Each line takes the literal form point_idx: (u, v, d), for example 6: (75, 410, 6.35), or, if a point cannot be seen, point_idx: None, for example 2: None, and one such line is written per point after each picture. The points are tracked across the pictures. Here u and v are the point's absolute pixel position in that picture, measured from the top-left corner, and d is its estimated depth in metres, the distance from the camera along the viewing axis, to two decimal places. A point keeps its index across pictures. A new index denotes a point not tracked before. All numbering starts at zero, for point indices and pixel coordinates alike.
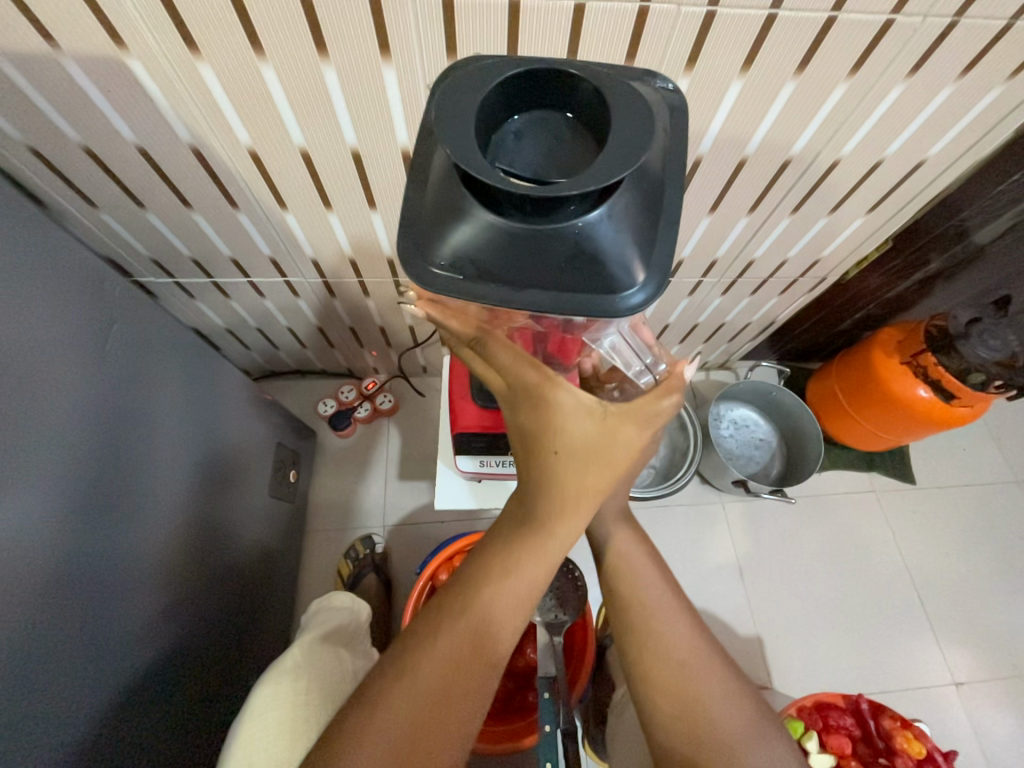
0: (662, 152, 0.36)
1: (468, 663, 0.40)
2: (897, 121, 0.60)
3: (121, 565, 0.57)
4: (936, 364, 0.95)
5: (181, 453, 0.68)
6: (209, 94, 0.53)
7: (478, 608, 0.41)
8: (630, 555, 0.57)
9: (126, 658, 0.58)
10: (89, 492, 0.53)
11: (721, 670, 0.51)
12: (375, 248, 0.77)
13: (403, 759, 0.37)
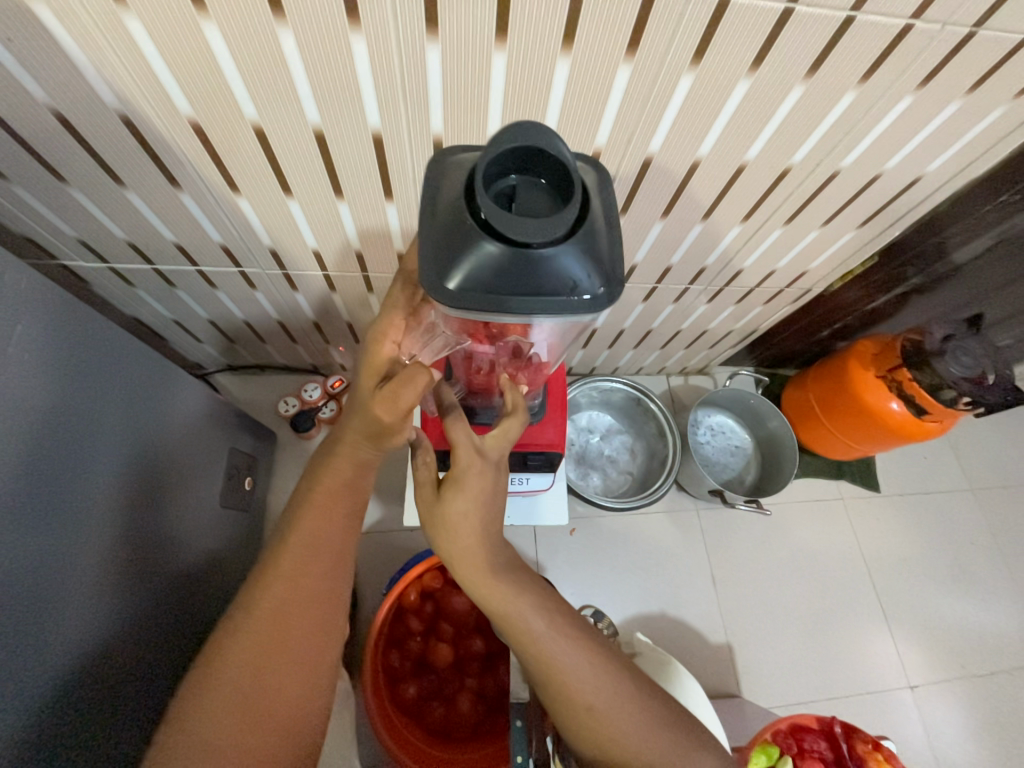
0: (551, 303, 0.37)
1: (304, 571, 0.49)
2: (899, 135, 0.58)
3: (59, 579, 0.51)
4: (910, 379, 0.96)
5: (135, 438, 0.63)
6: (139, 53, 0.45)
7: (305, 521, 0.51)
8: (518, 601, 0.51)
9: (76, 655, 0.53)
10: (17, 500, 0.47)
11: (631, 706, 0.49)
12: (341, 240, 0.69)
13: (281, 613, 0.47)
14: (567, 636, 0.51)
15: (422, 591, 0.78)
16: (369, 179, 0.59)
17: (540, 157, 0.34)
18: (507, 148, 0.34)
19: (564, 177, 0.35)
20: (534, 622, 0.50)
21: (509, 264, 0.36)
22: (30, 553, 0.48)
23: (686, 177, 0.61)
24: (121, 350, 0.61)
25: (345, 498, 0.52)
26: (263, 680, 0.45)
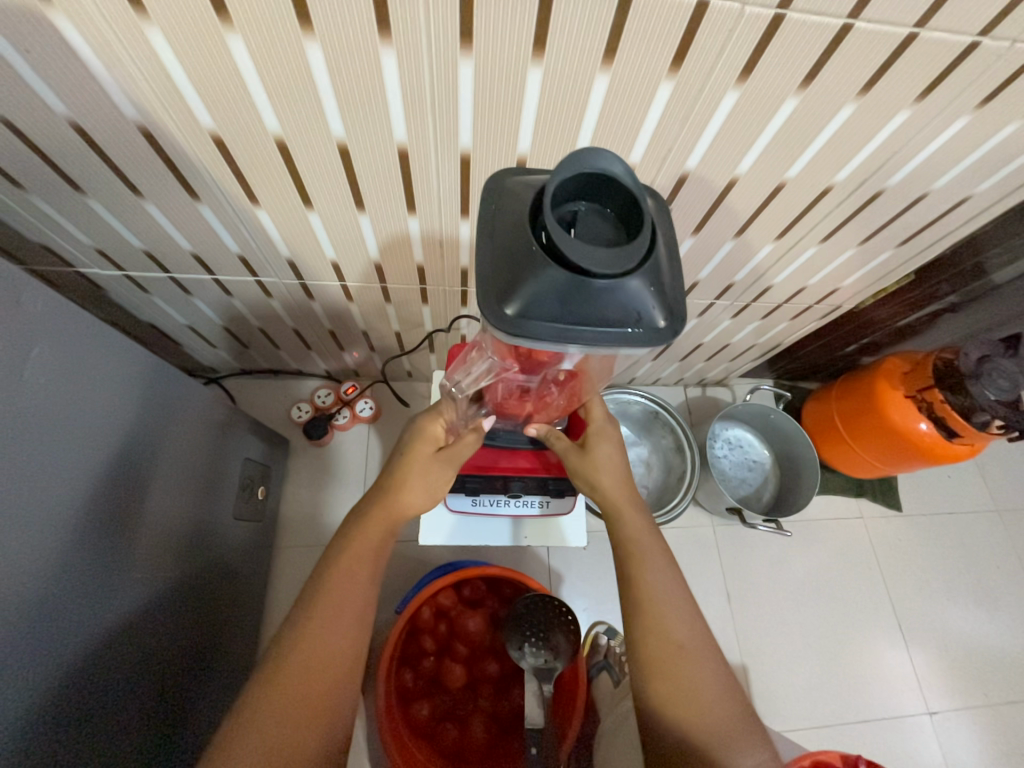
0: (614, 333, 0.35)
1: (326, 625, 0.49)
2: (953, 154, 0.54)
3: (114, 559, 0.56)
4: (942, 401, 0.92)
5: (179, 434, 0.67)
6: (162, 66, 0.43)
7: (348, 556, 0.53)
8: (641, 537, 0.57)
9: (117, 638, 0.56)
10: (75, 522, 0.50)
11: (716, 660, 0.52)
12: (361, 252, 0.68)
13: (317, 642, 0.48)
14: (674, 579, 0.55)
15: (436, 610, 0.77)
16: (393, 193, 0.57)
17: (607, 187, 0.34)
18: (576, 174, 0.33)
19: (632, 209, 0.34)
20: (646, 555, 0.56)
21: (573, 291, 0.34)
22: (85, 571, 0.51)
23: (722, 194, 0.59)
24: (144, 365, 0.60)
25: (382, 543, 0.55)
26: (288, 740, 0.44)
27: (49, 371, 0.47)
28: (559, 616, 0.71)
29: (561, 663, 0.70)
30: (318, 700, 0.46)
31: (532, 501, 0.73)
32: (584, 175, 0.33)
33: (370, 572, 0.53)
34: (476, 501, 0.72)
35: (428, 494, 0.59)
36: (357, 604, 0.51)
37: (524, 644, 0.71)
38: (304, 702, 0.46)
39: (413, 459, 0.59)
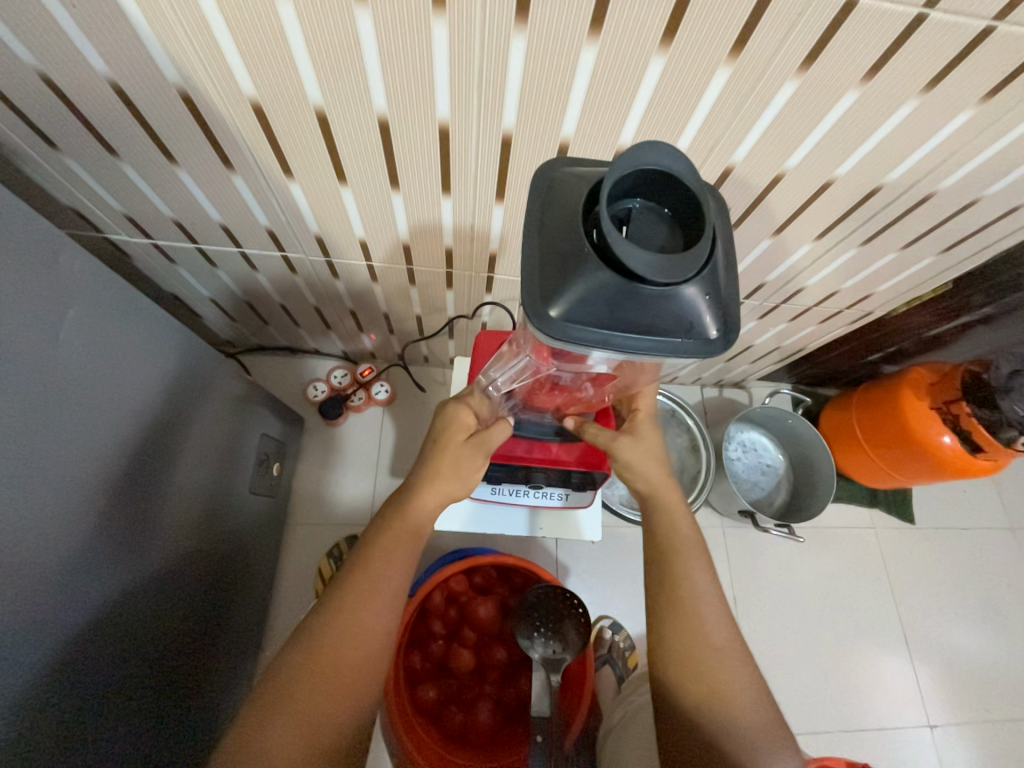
0: (662, 340, 0.34)
1: (358, 612, 0.49)
2: (1011, 159, 0.52)
3: (137, 526, 0.56)
4: (969, 414, 0.91)
5: (206, 405, 0.68)
6: (207, 26, 0.42)
7: (387, 536, 0.53)
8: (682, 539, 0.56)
9: (137, 603, 0.57)
10: (106, 491, 0.51)
11: (746, 664, 0.52)
12: (391, 231, 0.67)
13: (348, 620, 0.48)
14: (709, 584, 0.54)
15: (447, 595, 0.77)
16: (430, 171, 0.55)
17: (666, 186, 0.33)
18: (634, 172, 0.32)
19: (691, 212, 0.33)
20: (688, 554, 0.55)
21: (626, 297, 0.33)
22: (111, 540, 0.52)
23: (766, 190, 0.57)
24: (172, 335, 0.60)
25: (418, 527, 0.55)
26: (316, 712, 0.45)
27: (82, 336, 0.47)
28: (571, 608, 0.71)
29: (570, 654, 0.70)
30: (353, 683, 0.47)
31: (550, 493, 0.73)
32: (642, 172, 0.32)
33: (402, 557, 0.53)
34: (495, 490, 0.72)
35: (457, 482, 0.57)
36: (392, 589, 0.51)
37: (533, 632, 0.71)
38: (340, 683, 0.46)
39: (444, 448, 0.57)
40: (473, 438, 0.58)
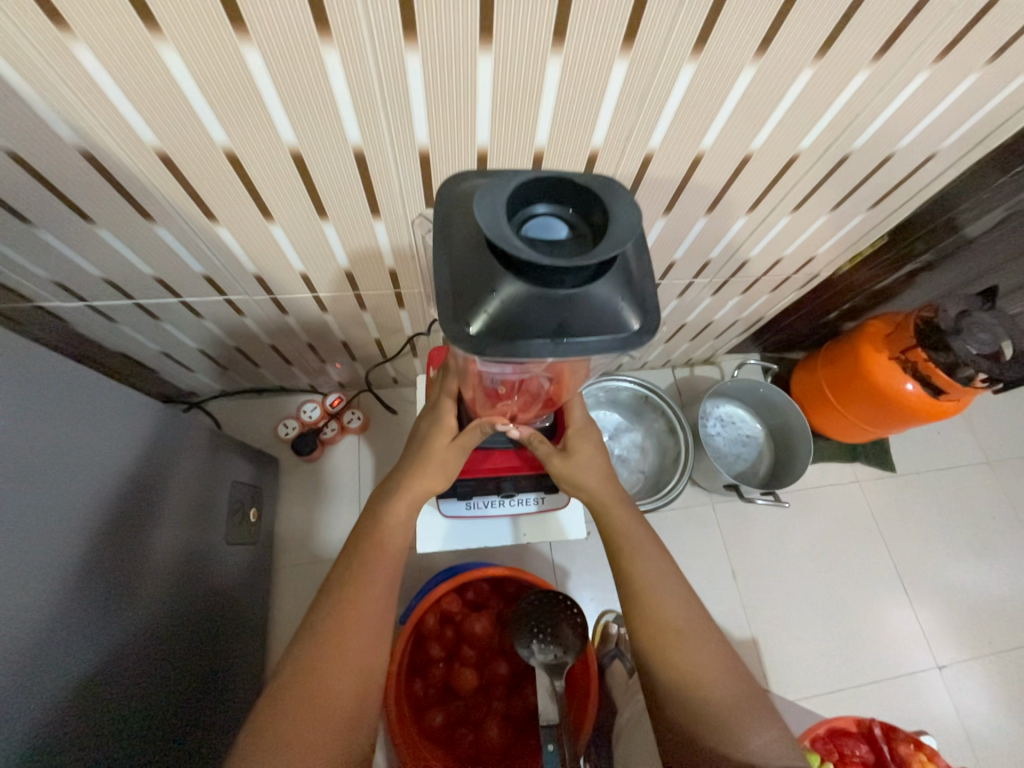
0: (457, 308, 0.35)
1: (358, 593, 0.50)
2: (915, 113, 0.54)
3: (123, 576, 0.56)
4: (926, 360, 0.93)
5: (175, 453, 0.67)
6: (93, 83, 0.41)
7: (372, 531, 0.56)
8: (633, 533, 0.59)
9: (130, 655, 0.56)
10: (72, 563, 0.49)
11: (715, 645, 0.53)
12: (328, 262, 0.66)
13: (339, 607, 0.49)
14: (666, 573, 0.56)
15: (441, 616, 0.76)
16: (354, 196, 0.55)
17: (573, 189, 0.32)
18: (542, 177, 0.32)
19: (601, 217, 0.32)
20: (637, 548, 0.57)
21: (499, 281, 0.32)
22: (92, 612, 0.51)
23: (688, 173, 0.58)
24: (118, 396, 0.58)
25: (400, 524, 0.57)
26: (316, 697, 0.45)
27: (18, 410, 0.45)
28: (565, 611, 0.70)
29: (571, 657, 0.69)
30: (347, 668, 0.47)
31: (527, 500, 0.72)
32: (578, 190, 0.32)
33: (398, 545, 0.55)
34: (472, 504, 0.71)
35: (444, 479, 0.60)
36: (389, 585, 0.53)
37: (531, 641, 0.69)
38: (333, 664, 0.47)
39: (423, 450, 0.60)
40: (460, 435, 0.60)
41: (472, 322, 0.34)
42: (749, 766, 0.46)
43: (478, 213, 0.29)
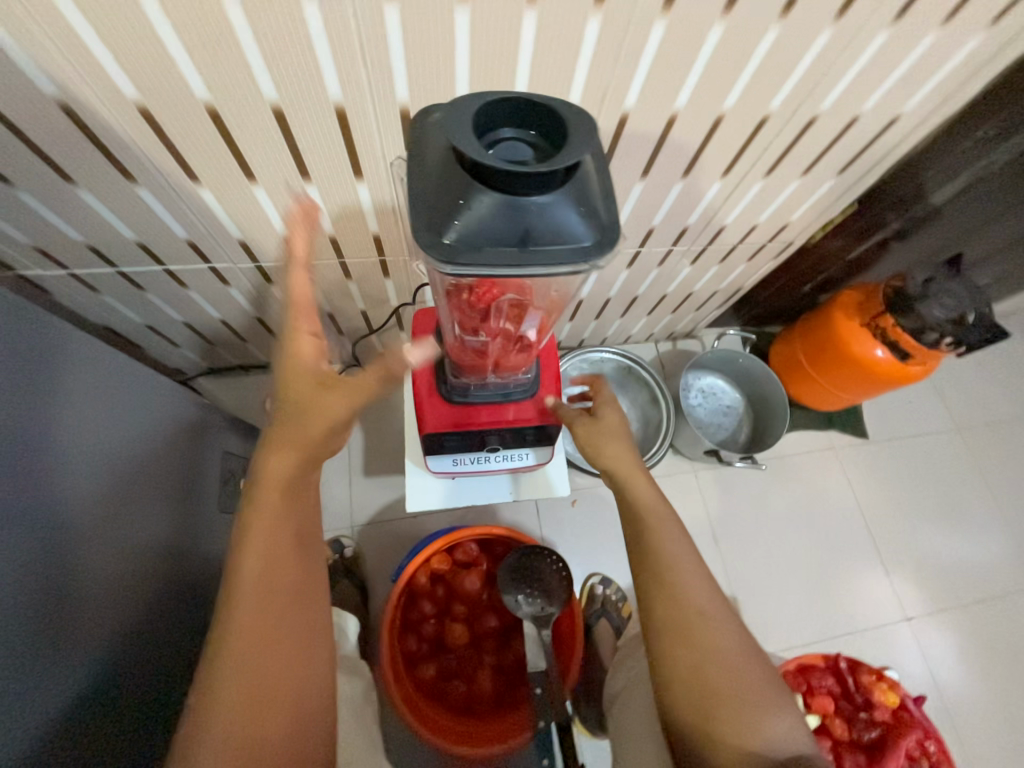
0: (429, 220, 0.36)
1: (280, 577, 0.45)
2: (878, 74, 0.56)
3: (121, 535, 0.56)
4: (894, 325, 0.97)
5: (159, 419, 0.67)
6: (73, 33, 0.41)
7: (263, 506, 0.46)
8: (659, 509, 0.59)
9: (135, 610, 0.57)
10: (73, 515, 0.50)
11: (731, 628, 0.54)
12: (313, 226, 0.67)
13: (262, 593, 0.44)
14: (689, 555, 0.56)
15: (432, 575, 0.78)
16: (336, 155, 0.56)
17: (536, 112, 0.35)
18: (505, 101, 0.35)
19: (562, 137, 0.35)
20: (662, 524, 0.58)
21: (470, 193, 0.35)
22: (98, 572, 0.52)
23: (663, 135, 0.60)
24: (103, 358, 0.58)
25: (292, 492, 0.48)
26: (260, 686, 0.43)
27: (10, 362, 0.46)
28: (552, 566, 0.74)
29: (557, 608, 0.73)
30: (291, 646, 0.45)
31: (522, 454, 0.73)
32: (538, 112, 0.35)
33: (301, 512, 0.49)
34: (457, 461, 0.72)
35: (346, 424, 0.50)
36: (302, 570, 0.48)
37: (518, 593, 0.73)
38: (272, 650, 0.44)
39: (296, 403, 0.47)
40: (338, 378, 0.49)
41: (444, 233, 0.36)
42: (760, 746, 0.49)
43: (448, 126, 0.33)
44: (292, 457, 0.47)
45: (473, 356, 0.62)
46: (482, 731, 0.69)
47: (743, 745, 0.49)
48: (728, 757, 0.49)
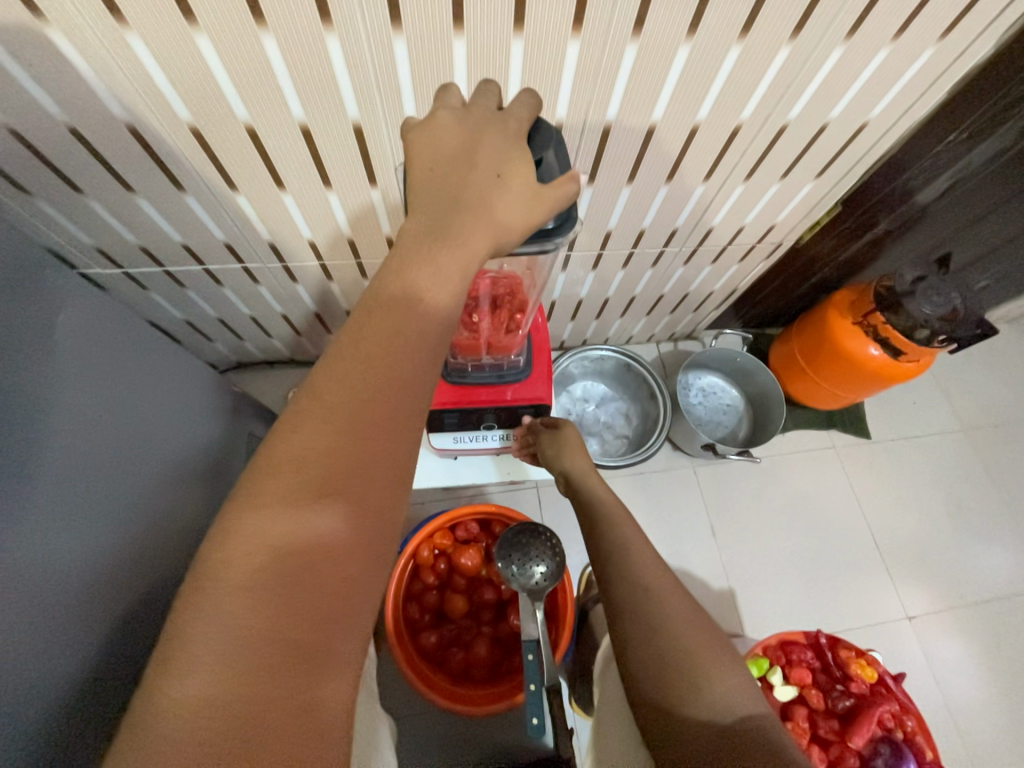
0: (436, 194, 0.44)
1: (352, 511, 0.35)
2: (840, 84, 0.62)
3: (172, 497, 0.64)
4: (885, 323, 1.00)
5: (200, 399, 0.76)
6: (142, 68, 0.51)
7: (351, 409, 0.35)
8: (613, 507, 0.70)
9: (182, 562, 0.65)
10: (135, 472, 0.58)
11: (677, 602, 0.60)
12: (333, 228, 0.75)
13: (316, 514, 0.34)
14: (638, 540, 0.66)
15: (435, 550, 0.85)
16: (354, 165, 0.64)
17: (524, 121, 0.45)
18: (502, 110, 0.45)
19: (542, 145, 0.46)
20: (616, 515, 0.69)
21: None
22: (154, 525, 0.60)
23: (645, 144, 0.66)
24: (152, 341, 0.67)
25: (373, 412, 0.36)
26: (280, 624, 0.33)
27: (85, 338, 0.55)
28: (544, 540, 0.79)
29: (550, 581, 0.77)
30: (325, 605, 0.34)
31: (490, 436, 0.84)
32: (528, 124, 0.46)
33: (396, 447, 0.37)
34: (458, 439, 0.83)
35: (429, 350, 0.39)
36: (364, 537, 0.35)
37: (511, 565, 0.78)
38: (306, 592, 0.34)
39: (395, 294, 0.38)
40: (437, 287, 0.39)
41: None
42: (702, 711, 0.52)
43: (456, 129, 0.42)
44: (355, 377, 0.36)
45: (479, 337, 0.71)
46: (478, 694, 0.73)
47: (683, 710, 0.52)
48: (685, 729, 0.52)
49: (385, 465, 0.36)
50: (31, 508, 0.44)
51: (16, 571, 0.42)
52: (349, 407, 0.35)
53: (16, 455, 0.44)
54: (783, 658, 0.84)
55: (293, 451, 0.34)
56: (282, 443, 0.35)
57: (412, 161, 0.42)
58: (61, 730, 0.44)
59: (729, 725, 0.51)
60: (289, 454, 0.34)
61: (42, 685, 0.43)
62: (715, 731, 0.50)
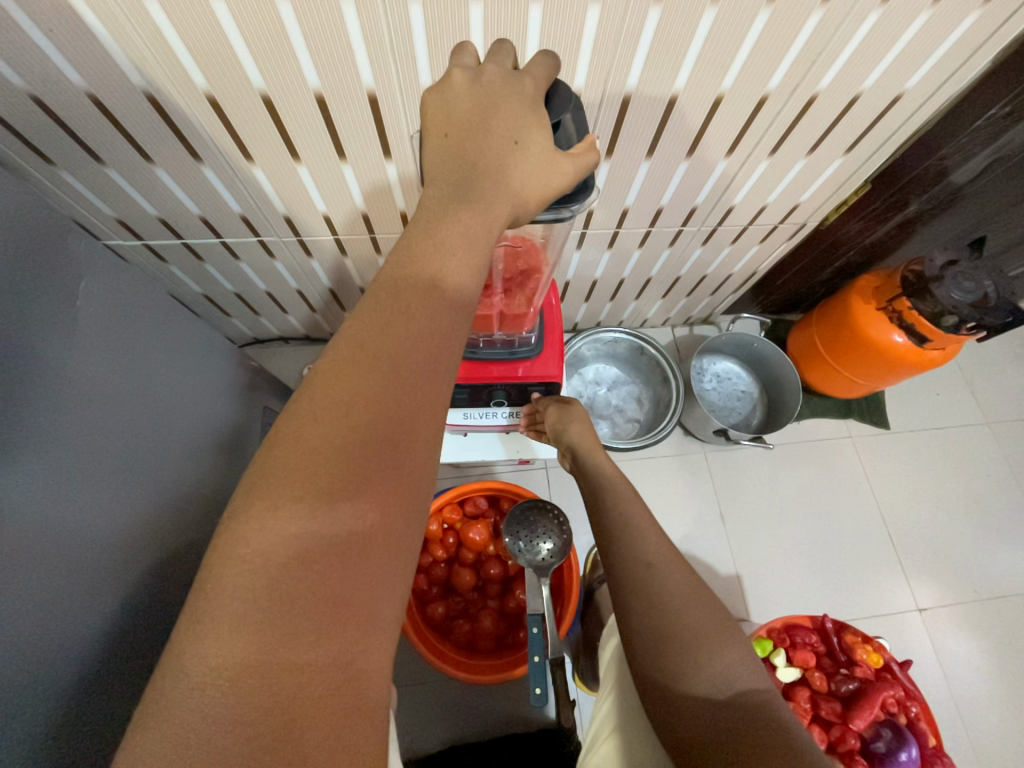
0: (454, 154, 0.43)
1: (379, 484, 0.33)
2: (875, 52, 0.59)
3: (189, 464, 0.66)
4: (910, 309, 0.96)
5: (219, 370, 0.77)
6: (159, 32, 0.50)
7: (374, 380, 0.34)
8: (620, 482, 0.71)
9: (201, 526, 0.67)
10: (152, 440, 0.60)
11: (681, 580, 0.60)
12: (347, 202, 0.75)
13: (340, 486, 0.32)
14: (644, 518, 0.66)
15: (444, 524, 0.86)
16: (369, 135, 0.63)
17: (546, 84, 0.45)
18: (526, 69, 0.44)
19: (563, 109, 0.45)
20: (624, 491, 0.70)
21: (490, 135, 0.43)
22: (171, 490, 0.62)
23: (666, 116, 0.64)
24: (172, 313, 0.68)
25: (397, 382, 0.35)
26: (305, 607, 0.30)
27: (108, 307, 0.56)
28: (552, 519, 0.80)
29: (557, 560, 0.78)
30: (349, 587, 0.31)
31: (499, 413, 0.84)
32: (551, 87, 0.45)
33: (423, 423, 0.35)
34: (468, 415, 0.83)
35: (456, 331, 0.38)
36: (394, 518, 0.33)
37: (518, 541, 0.79)
38: (331, 572, 0.31)
39: (412, 267, 0.37)
40: (458, 259, 0.38)
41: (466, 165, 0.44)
42: (695, 688, 0.53)
43: (475, 86, 0.41)
44: (377, 344, 0.35)
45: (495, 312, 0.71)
46: (481, 666, 0.75)
47: (678, 688, 0.53)
48: (682, 704, 0.52)
49: (413, 438, 0.35)
50: (56, 466, 0.46)
51: (42, 522, 0.44)
52: (377, 382, 0.34)
53: (38, 415, 0.45)
54: (787, 641, 0.86)
55: (318, 426, 0.32)
56: (307, 418, 0.33)
57: (425, 125, 0.41)
58: (88, 676, 0.47)
59: (725, 700, 0.51)
60: (315, 431, 0.32)
61: (69, 632, 0.45)
62: (706, 710, 0.51)
